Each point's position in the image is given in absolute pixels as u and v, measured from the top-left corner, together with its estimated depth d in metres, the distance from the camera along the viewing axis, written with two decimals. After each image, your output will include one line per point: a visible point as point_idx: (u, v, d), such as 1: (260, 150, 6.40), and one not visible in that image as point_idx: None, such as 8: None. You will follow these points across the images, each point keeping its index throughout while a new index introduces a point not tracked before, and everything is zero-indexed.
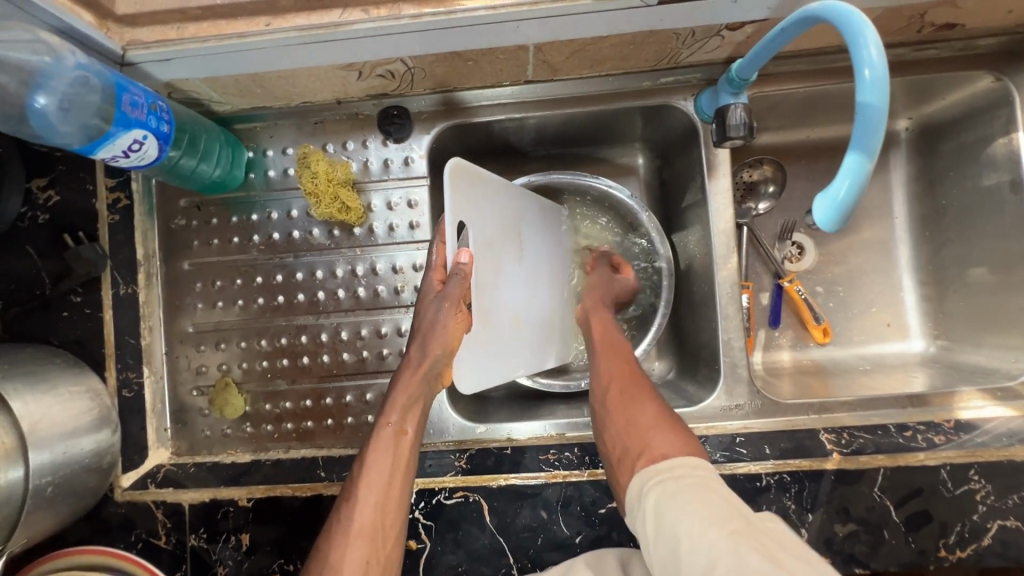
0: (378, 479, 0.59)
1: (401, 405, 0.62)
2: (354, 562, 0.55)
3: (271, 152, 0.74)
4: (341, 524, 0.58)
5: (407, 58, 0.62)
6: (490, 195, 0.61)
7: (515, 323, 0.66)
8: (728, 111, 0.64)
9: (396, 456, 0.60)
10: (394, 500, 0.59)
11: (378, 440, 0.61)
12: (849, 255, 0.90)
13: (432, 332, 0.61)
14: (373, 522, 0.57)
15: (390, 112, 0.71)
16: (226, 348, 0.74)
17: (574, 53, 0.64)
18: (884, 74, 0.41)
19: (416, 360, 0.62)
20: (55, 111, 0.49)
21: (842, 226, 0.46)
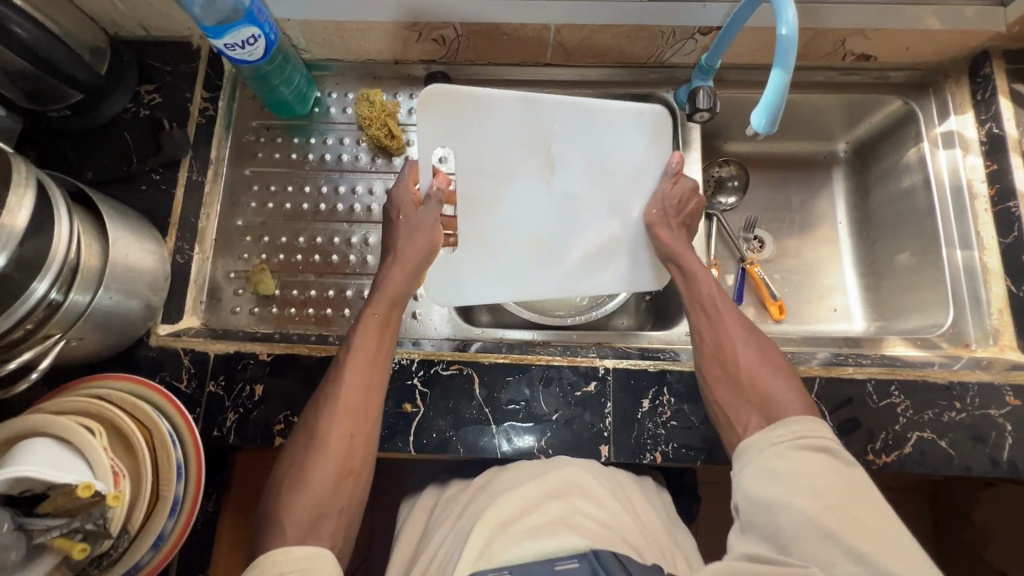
0: (361, 357, 0.67)
1: (386, 297, 0.70)
2: (340, 429, 0.63)
3: (334, 95, 0.92)
4: (328, 399, 0.65)
5: (458, 24, 0.82)
6: (492, 122, 0.76)
7: (532, 244, 0.79)
8: (696, 92, 0.84)
9: (379, 338, 0.68)
10: (376, 377, 0.67)
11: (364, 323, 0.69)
12: (801, 251, 1.05)
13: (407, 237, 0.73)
14: (357, 400, 0.65)
15: (436, 76, 0.91)
16: (268, 242, 0.86)
17: (584, 39, 0.85)
18: (795, 25, 0.59)
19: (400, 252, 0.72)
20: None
21: (772, 128, 0.63)
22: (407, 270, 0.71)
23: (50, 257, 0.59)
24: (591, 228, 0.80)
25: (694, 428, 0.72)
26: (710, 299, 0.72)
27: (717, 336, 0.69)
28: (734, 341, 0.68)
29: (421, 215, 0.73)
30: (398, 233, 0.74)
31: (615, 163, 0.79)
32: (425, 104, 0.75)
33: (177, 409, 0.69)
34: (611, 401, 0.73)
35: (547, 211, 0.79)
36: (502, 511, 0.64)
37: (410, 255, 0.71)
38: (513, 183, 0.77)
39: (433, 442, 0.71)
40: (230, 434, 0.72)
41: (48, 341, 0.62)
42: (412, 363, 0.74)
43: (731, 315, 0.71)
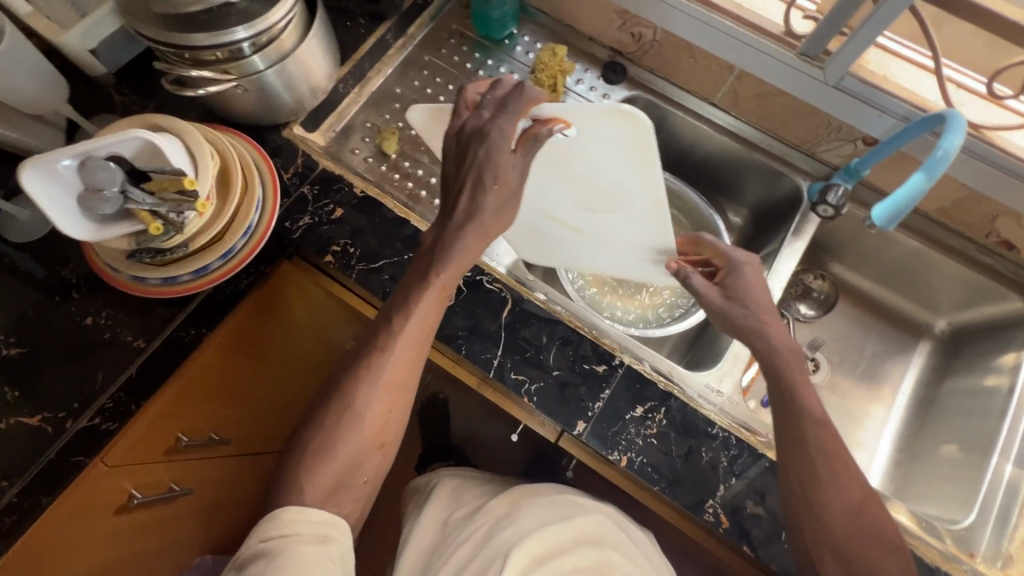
0: (407, 341, 0.67)
1: (446, 273, 0.68)
2: (374, 409, 0.67)
3: (527, 38, 1.02)
4: (370, 373, 0.67)
5: (658, 29, 0.90)
6: (618, 155, 0.59)
7: (549, 214, 0.73)
8: (831, 187, 0.86)
9: (429, 321, 0.68)
10: (414, 358, 0.68)
11: (419, 298, 0.67)
12: (850, 395, 1.02)
13: (489, 211, 0.63)
14: (398, 379, 0.68)
15: (615, 65, 0.98)
16: (409, 116, 0.95)
17: (758, 95, 0.90)
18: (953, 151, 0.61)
19: (482, 231, 0.65)
20: None
21: (888, 228, 0.66)
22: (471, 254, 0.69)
23: (258, 19, 0.68)
24: (589, 239, 0.75)
25: (669, 456, 0.72)
26: (837, 453, 0.65)
27: (834, 500, 0.63)
28: (847, 508, 0.63)
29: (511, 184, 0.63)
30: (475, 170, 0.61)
31: (644, 237, 0.70)
32: (594, 113, 0.55)
33: (273, 182, 0.78)
34: (609, 390, 0.74)
35: (574, 212, 0.71)
36: (536, 547, 0.77)
37: (469, 242, 0.65)
38: (564, 184, 0.66)
39: (444, 332, 0.76)
40: (296, 231, 0.80)
41: (224, 76, 0.73)
42: None
43: (852, 472, 0.64)
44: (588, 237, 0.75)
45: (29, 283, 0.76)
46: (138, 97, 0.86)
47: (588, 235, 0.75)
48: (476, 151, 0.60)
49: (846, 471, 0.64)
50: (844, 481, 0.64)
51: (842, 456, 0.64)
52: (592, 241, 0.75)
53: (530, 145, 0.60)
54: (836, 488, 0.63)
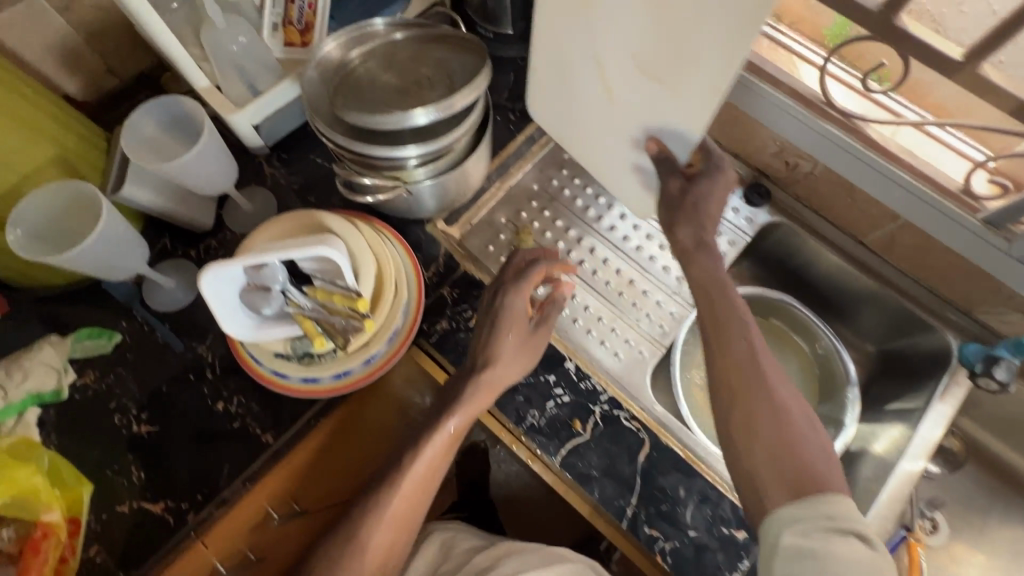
0: (418, 480, 0.65)
1: (465, 413, 0.68)
2: (379, 543, 0.63)
3: None
4: (374, 507, 0.63)
5: (819, 164, 0.87)
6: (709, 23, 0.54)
7: (596, 59, 0.69)
8: (997, 361, 0.81)
9: (443, 456, 0.67)
10: (422, 497, 0.66)
11: (435, 436, 0.67)
12: (966, 564, 0.95)
13: (510, 359, 0.71)
14: (402, 515, 0.64)
15: (760, 187, 0.95)
16: (544, 215, 0.93)
17: (919, 246, 0.85)
18: None
19: (497, 374, 0.70)
20: None
21: None
22: (491, 393, 0.70)
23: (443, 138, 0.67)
24: (614, 107, 0.72)
25: None
26: (748, 361, 0.62)
27: (750, 415, 0.59)
28: (750, 383, 0.60)
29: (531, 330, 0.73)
30: (490, 318, 0.72)
31: (654, 112, 0.68)
32: None
33: (417, 284, 0.76)
34: (749, 562, 0.69)
35: (611, 59, 0.67)
36: None
37: (498, 373, 0.70)
38: (680, 74, 0.61)
39: (577, 470, 0.72)
40: (433, 335, 0.78)
41: (393, 183, 0.70)
42: (602, 392, 0.76)
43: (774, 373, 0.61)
44: (596, 97, 0.74)
45: (166, 357, 0.75)
46: (287, 172, 0.87)
47: (616, 102, 0.71)
48: (498, 302, 0.72)
49: (754, 381, 0.60)
50: (791, 407, 0.59)
51: (735, 355, 0.62)
52: (597, 99, 0.74)
53: (550, 307, 0.75)
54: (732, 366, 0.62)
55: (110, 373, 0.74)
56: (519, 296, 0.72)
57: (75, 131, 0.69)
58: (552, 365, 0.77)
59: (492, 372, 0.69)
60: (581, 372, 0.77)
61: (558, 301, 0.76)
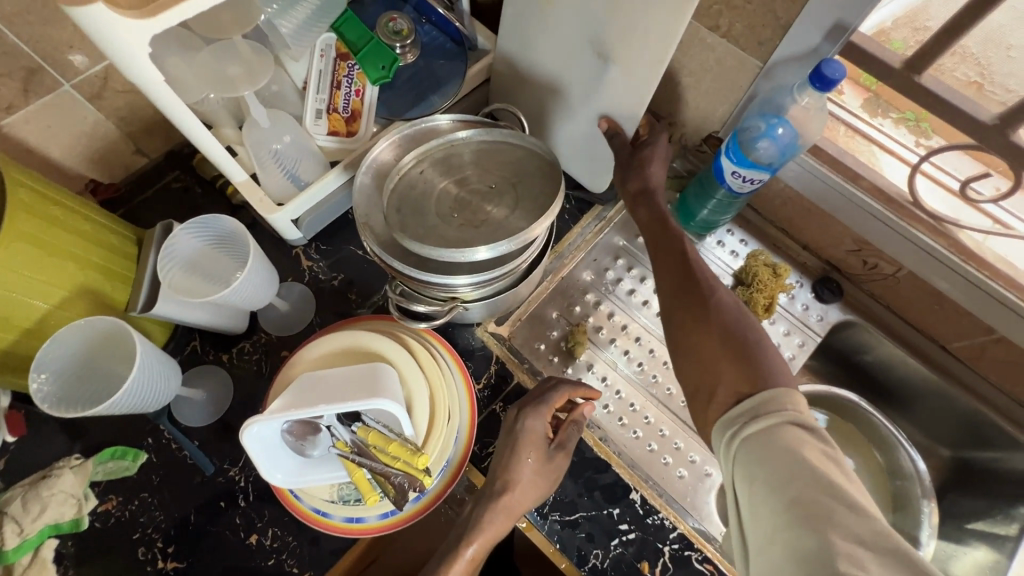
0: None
1: (484, 536, 0.60)
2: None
3: (731, 233, 0.92)
4: None
5: (905, 268, 0.80)
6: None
7: (563, 49, 0.72)
8: None
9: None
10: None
11: (450, 565, 0.59)
12: None
13: (527, 487, 0.64)
14: None
15: (830, 282, 0.88)
16: (599, 310, 0.86)
17: (1013, 361, 0.78)
18: None
19: (516, 500, 0.62)
20: (772, 135, 0.71)
21: None
22: (510, 517, 0.62)
23: (511, 263, 0.61)
24: (583, 104, 0.75)
25: None
26: (688, 292, 0.63)
27: (692, 362, 0.59)
28: (705, 363, 0.58)
29: (549, 460, 0.66)
30: (504, 445, 0.65)
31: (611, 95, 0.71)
32: None
33: (470, 406, 0.70)
34: None
35: (576, 50, 0.70)
36: None
37: (519, 496, 0.63)
38: (612, 37, 0.65)
39: None
40: (485, 458, 0.71)
41: (452, 306, 0.65)
42: (672, 529, 0.69)
43: (699, 300, 0.61)
44: (567, 96, 0.76)
45: (196, 481, 0.69)
46: (326, 265, 0.80)
47: (574, 89, 0.74)
48: (517, 425, 0.66)
49: (691, 312, 0.61)
50: (702, 333, 0.60)
51: (675, 292, 0.64)
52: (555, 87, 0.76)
53: (569, 429, 0.68)
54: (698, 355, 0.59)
55: (135, 498, 0.68)
56: (540, 417, 0.66)
57: (108, 244, 0.63)
58: (617, 496, 0.71)
59: (509, 502, 0.62)
60: (648, 505, 0.70)
61: (577, 424, 0.69)
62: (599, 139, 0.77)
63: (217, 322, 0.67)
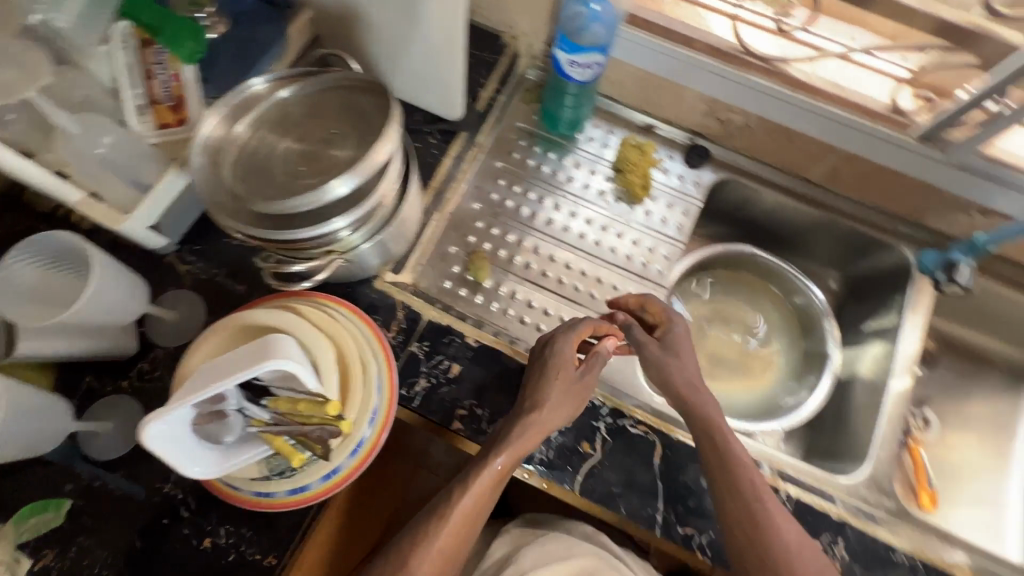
0: (466, 510, 0.66)
1: (512, 451, 0.66)
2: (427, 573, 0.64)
3: (599, 128, 0.95)
4: (429, 536, 0.65)
5: (753, 115, 0.85)
6: None
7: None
8: (958, 267, 0.84)
9: (491, 492, 0.67)
10: (465, 533, 0.66)
11: (482, 474, 0.66)
12: (966, 449, 1.01)
13: (552, 404, 0.68)
14: (451, 538, 0.65)
15: (698, 148, 0.93)
16: (494, 234, 0.88)
17: (861, 172, 0.86)
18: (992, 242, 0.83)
19: (542, 417, 0.67)
20: (592, 17, 0.73)
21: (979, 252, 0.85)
22: (540, 431, 0.67)
23: (370, 199, 0.61)
24: (408, 34, 0.74)
25: None
26: (741, 472, 0.66)
27: (739, 512, 0.65)
28: (751, 536, 0.64)
29: (567, 381, 0.70)
30: (530, 375, 0.71)
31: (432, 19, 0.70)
32: None
33: (385, 353, 0.71)
34: None
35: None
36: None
37: (551, 412, 0.68)
38: None
39: (598, 491, 0.70)
40: (415, 398, 0.73)
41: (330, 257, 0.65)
42: (603, 406, 0.74)
43: (735, 468, 0.66)
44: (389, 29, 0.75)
45: (131, 508, 0.67)
46: (204, 264, 0.77)
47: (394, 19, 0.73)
48: (549, 350, 0.72)
49: (731, 484, 0.66)
50: (755, 507, 0.65)
51: (714, 455, 0.68)
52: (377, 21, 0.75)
53: (596, 361, 0.73)
54: (765, 548, 0.63)
55: (71, 544, 0.66)
56: (569, 346, 0.72)
57: None
58: None
59: (539, 415, 0.67)
60: None
61: (603, 356, 0.74)
62: (436, 66, 0.77)
63: (87, 345, 0.65)
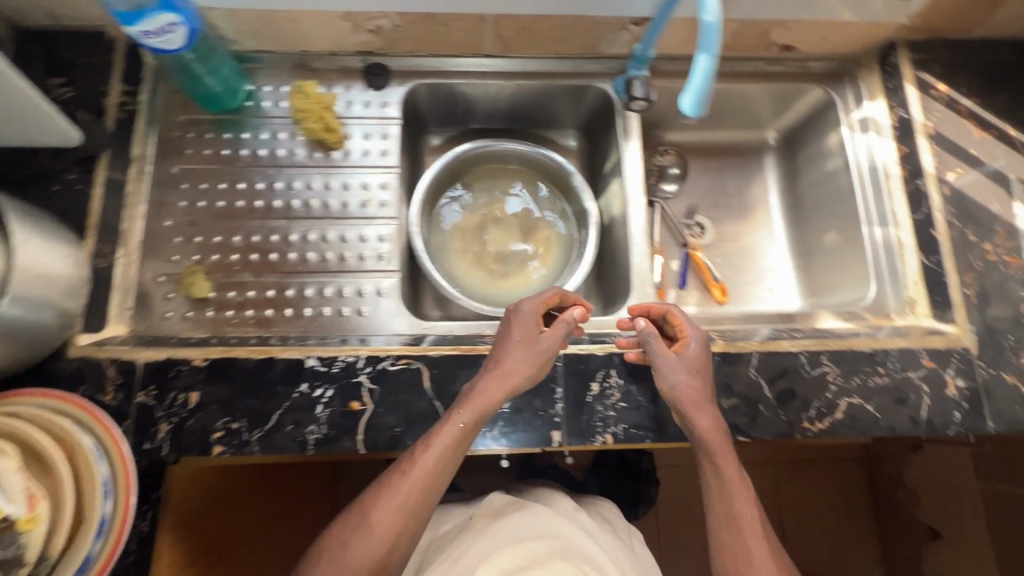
0: (429, 468, 0.66)
1: (474, 409, 0.67)
2: (386, 529, 0.65)
3: (267, 87, 0.87)
4: (392, 488, 0.67)
5: (393, 14, 0.81)
6: None
7: None
8: (632, 84, 0.85)
9: (452, 454, 0.66)
10: (430, 491, 0.67)
11: (443, 431, 0.66)
12: (741, 236, 1.09)
13: (517, 362, 0.69)
14: (412, 493, 0.66)
15: (371, 67, 0.89)
16: (200, 242, 0.81)
17: (521, 30, 0.85)
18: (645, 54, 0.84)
19: (506, 373, 0.69)
20: None
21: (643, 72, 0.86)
22: (503, 384, 0.68)
23: None
24: None
25: (642, 408, 0.73)
26: (742, 517, 0.67)
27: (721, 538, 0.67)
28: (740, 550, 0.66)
29: (538, 343, 0.71)
30: (499, 342, 0.72)
31: None
32: None
33: (98, 419, 0.64)
34: (561, 386, 0.73)
35: None
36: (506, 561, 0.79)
37: (514, 365, 0.69)
38: None
39: (382, 439, 0.70)
40: (163, 446, 0.67)
41: None
42: (358, 360, 0.72)
43: (733, 493, 0.67)
44: None
45: None
46: None
47: None
48: (512, 315, 0.73)
49: (748, 517, 0.67)
50: (748, 515, 0.67)
51: (715, 483, 0.68)
52: None
53: (561, 327, 0.73)
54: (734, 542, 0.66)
55: None
56: (529, 310, 0.73)
57: None
58: (299, 374, 0.71)
59: (500, 366, 0.69)
60: (327, 358, 0.72)
61: (568, 321, 0.73)
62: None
63: None
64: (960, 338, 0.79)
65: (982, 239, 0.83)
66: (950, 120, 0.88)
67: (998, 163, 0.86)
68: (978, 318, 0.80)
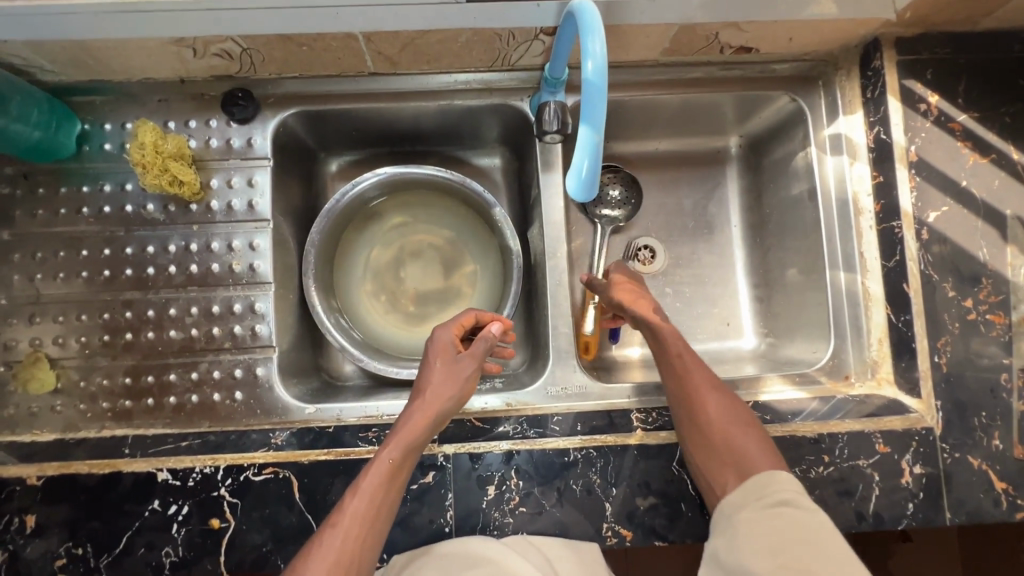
0: (361, 513, 0.57)
1: (403, 441, 0.61)
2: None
3: (109, 126, 0.73)
4: (320, 546, 0.56)
5: (238, 38, 0.65)
6: None
7: None
8: (543, 108, 0.69)
9: (385, 497, 0.59)
10: (367, 542, 0.57)
11: (372, 469, 0.60)
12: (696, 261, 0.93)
13: (441, 386, 0.65)
14: (350, 548, 0.56)
15: (235, 94, 0.72)
16: (41, 323, 0.70)
17: (405, 46, 0.68)
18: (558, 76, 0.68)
19: (430, 398, 0.64)
20: None
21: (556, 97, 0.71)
22: (433, 411, 0.63)
23: None
24: None
25: (544, 513, 0.65)
26: (710, 420, 0.64)
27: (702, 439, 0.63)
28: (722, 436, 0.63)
29: (462, 362, 0.67)
30: (419, 377, 0.68)
31: None
32: None
33: None
34: (452, 492, 0.65)
35: None
36: None
37: (440, 393, 0.64)
38: None
39: (248, 559, 0.62)
40: None
41: None
42: (217, 471, 0.63)
43: (715, 397, 0.65)
44: None
45: None
46: None
47: None
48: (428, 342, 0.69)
49: (722, 411, 0.64)
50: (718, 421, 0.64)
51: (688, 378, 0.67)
52: None
53: (480, 345, 0.68)
54: (711, 434, 0.63)
55: None
56: (446, 335, 0.69)
57: None
58: (150, 489, 0.62)
59: (422, 398, 0.64)
60: (181, 470, 0.63)
61: (487, 338, 0.69)
62: None
63: None
64: (922, 417, 0.68)
65: (962, 294, 0.70)
66: (938, 143, 0.71)
67: (992, 197, 0.71)
68: (946, 393, 0.68)
